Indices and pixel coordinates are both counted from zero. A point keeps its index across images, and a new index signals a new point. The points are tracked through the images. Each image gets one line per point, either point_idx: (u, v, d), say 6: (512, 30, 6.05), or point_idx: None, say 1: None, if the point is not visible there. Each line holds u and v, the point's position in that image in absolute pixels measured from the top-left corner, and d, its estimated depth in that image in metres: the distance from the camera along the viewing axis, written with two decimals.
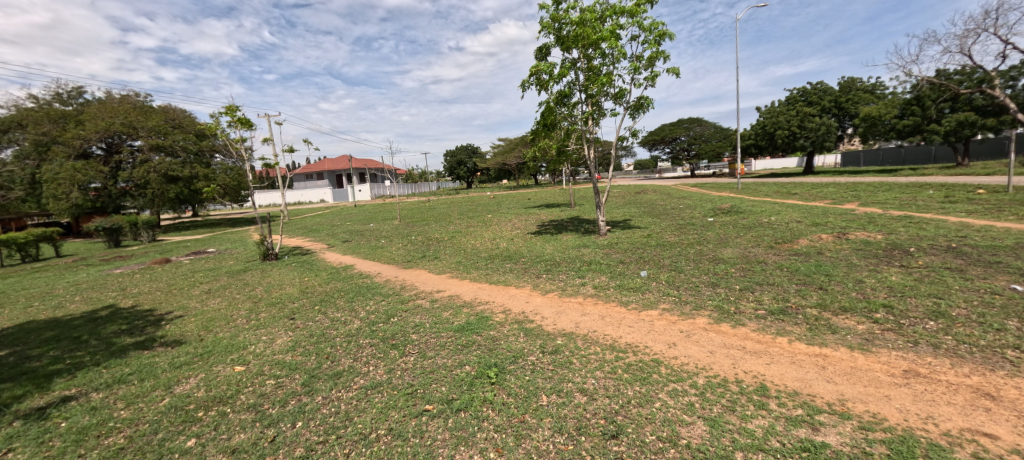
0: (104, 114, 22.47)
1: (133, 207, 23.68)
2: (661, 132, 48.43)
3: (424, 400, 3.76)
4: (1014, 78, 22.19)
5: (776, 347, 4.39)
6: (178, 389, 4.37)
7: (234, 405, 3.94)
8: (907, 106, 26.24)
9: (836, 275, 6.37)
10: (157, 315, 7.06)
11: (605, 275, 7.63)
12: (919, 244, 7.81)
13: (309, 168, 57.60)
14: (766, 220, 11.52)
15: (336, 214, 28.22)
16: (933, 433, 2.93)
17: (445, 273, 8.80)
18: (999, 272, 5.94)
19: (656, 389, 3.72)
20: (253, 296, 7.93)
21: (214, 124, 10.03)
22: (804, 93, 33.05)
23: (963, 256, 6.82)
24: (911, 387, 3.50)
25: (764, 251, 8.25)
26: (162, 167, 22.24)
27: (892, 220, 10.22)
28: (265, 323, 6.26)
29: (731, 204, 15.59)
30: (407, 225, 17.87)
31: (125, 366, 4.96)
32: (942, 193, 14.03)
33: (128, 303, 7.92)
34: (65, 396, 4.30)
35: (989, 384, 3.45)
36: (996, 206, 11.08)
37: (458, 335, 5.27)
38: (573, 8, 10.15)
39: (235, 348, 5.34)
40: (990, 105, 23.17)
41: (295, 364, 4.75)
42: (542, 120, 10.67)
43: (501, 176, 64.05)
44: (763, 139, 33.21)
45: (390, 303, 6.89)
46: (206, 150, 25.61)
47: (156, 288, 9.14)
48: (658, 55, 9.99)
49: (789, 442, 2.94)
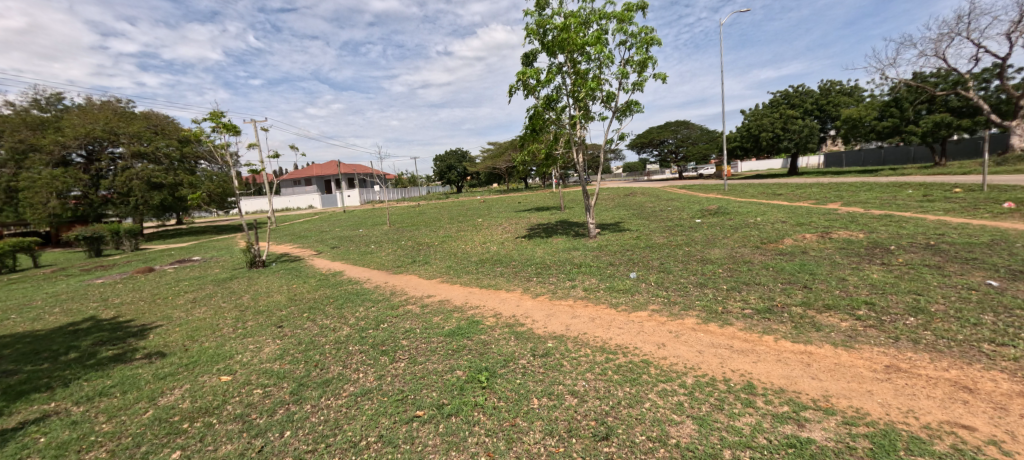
0: (83, 119, 21.89)
1: (114, 215, 23.16)
2: (648, 135, 49.20)
3: (414, 406, 3.74)
4: (987, 80, 23.23)
5: (762, 346, 4.46)
6: (163, 400, 4.28)
7: (220, 416, 3.87)
8: (886, 108, 26.80)
9: (820, 274, 6.50)
10: (140, 326, 6.90)
11: (595, 277, 7.68)
12: (898, 242, 8.03)
13: (297, 173, 56.93)
14: (752, 221, 11.74)
15: (324, 219, 28.47)
16: (914, 427, 3.00)
17: (435, 278, 8.79)
18: (975, 268, 6.13)
19: (646, 390, 3.76)
20: (240, 304, 7.79)
21: (198, 130, 9.90)
22: (787, 96, 33.49)
23: (941, 253, 7.03)
24: (892, 382, 3.59)
25: (751, 251, 8.38)
26: (145, 174, 21.88)
27: (873, 219, 10.45)
28: (252, 332, 6.18)
29: (717, 205, 15.83)
30: (396, 230, 17.80)
31: (106, 378, 4.85)
32: (921, 192, 14.47)
33: (110, 315, 7.69)
34: (44, 410, 4.18)
35: (966, 377, 3.56)
36: (972, 204, 11.46)
37: (449, 339, 5.26)
38: (558, 14, 10.22)
39: (222, 357, 5.27)
40: (964, 106, 23.90)
41: (283, 372, 4.69)
42: (530, 125, 10.69)
43: (492, 180, 64.60)
44: (748, 141, 33.71)
45: (381, 309, 6.84)
46: (191, 156, 25.27)
47: (140, 297, 8.95)
48: (647, 60, 10.12)
49: (775, 439, 2.99)
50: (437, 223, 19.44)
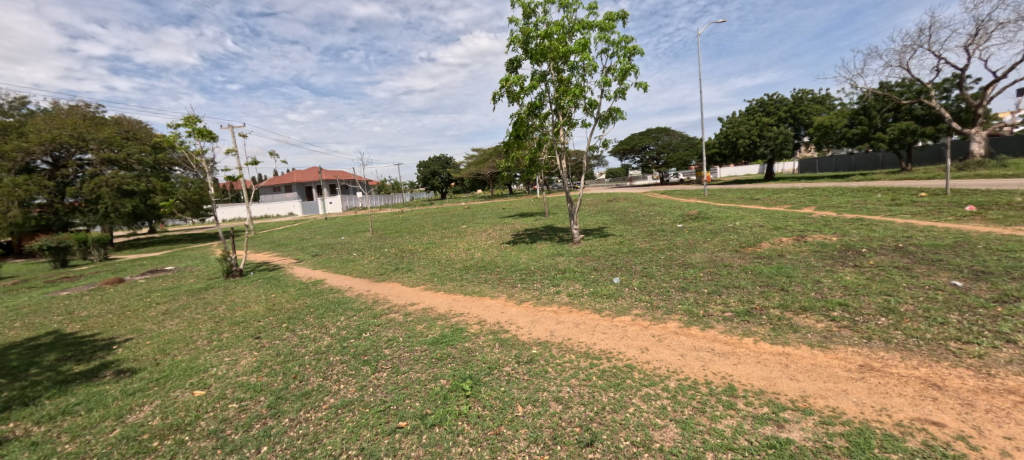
0: (49, 124, 21.01)
1: (82, 224, 22.24)
2: (630, 141, 50.11)
3: (397, 417, 3.67)
4: (948, 89, 24.46)
5: (743, 348, 4.54)
6: (131, 418, 4.09)
7: (193, 432, 3.72)
8: (855, 116, 27.88)
9: (796, 277, 6.68)
10: (107, 340, 6.60)
11: (579, 282, 7.72)
12: (869, 244, 8.33)
13: (277, 180, 55.77)
14: (731, 225, 12.00)
15: (305, 227, 27.98)
16: (887, 424, 3.09)
17: (419, 285, 8.69)
18: (940, 269, 6.39)
19: (629, 394, 3.78)
20: (215, 316, 7.53)
21: (173, 135, 9.61)
22: (762, 104, 34.55)
23: (910, 255, 7.31)
24: (866, 381, 3.69)
25: (731, 255, 8.57)
26: (116, 181, 21.12)
27: (845, 223, 10.81)
28: (228, 344, 5.98)
29: (698, 210, 16.17)
30: (379, 238, 17.58)
31: (70, 396, 4.61)
32: (890, 196, 15.06)
33: (75, 328, 7.33)
34: (0, 431, 3.94)
35: (935, 374, 3.69)
36: (937, 207, 12.00)
37: (433, 348, 5.19)
38: (541, 22, 10.34)
39: (195, 371, 5.07)
40: (927, 114, 25.08)
41: (260, 385, 4.54)
42: (514, 131, 10.74)
43: (476, 186, 64.59)
44: (726, 147, 34.61)
45: (363, 318, 6.71)
46: (165, 163, 24.52)
47: (108, 310, 8.57)
48: (628, 68, 10.31)
49: (756, 440, 3.04)
50: (421, 230, 19.26)
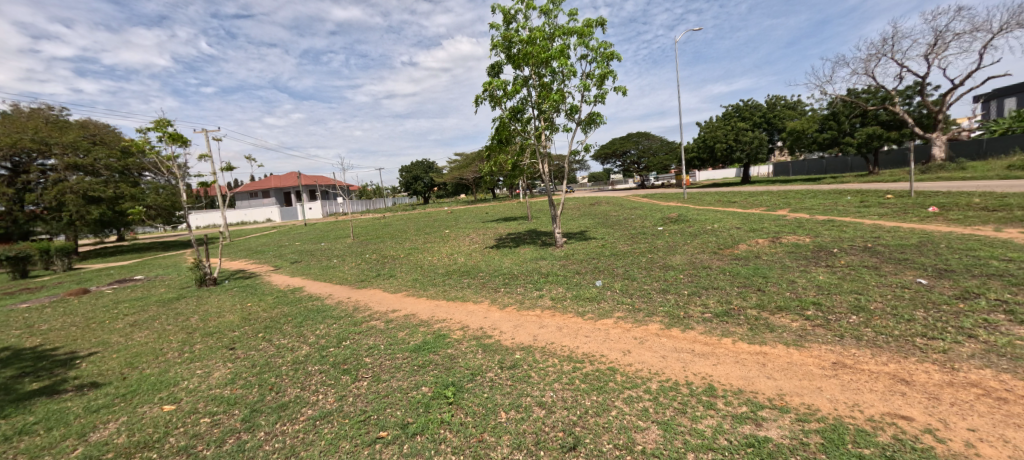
0: (7, 128, 19.97)
1: (44, 232, 21.21)
2: (611, 146, 50.82)
3: (377, 427, 3.59)
4: (910, 96, 25.66)
5: (722, 348, 4.62)
6: (95, 435, 3.89)
7: (161, 449, 3.57)
8: (825, 121, 28.94)
9: (772, 277, 6.86)
10: (69, 354, 6.27)
11: (562, 286, 7.74)
12: (840, 245, 8.63)
13: (253, 186, 54.36)
14: (709, 227, 12.27)
15: (283, 233, 27.33)
16: (860, 420, 3.18)
17: (400, 291, 8.58)
18: (906, 268, 6.66)
19: (612, 397, 3.80)
20: (187, 326, 7.25)
21: (142, 139, 9.24)
22: (738, 109, 35.52)
23: (878, 255, 7.60)
24: (838, 378, 3.81)
25: (710, 256, 8.75)
26: (81, 188, 20.20)
27: (817, 224, 11.18)
28: (201, 356, 5.77)
29: (678, 213, 16.47)
30: (361, 243, 17.29)
31: (28, 415, 4.35)
32: (858, 198, 15.68)
33: (34, 343, 6.94)
34: None
35: (903, 370, 3.83)
36: (902, 208, 12.54)
37: (415, 355, 5.11)
38: (522, 27, 10.41)
39: (165, 385, 4.87)
40: (892, 120, 26.24)
41: (234, 398, 4.39)
42: (496, 136, 10.75)
43: (459, 190, 64.36)
44: (705, 152, 35.42)
45: (343, 326, 6.57)
46: (134, 168, 23.59)
47: (71, 323, 8.15)
48: (607, 73, 10.46)
49: (734, 439, 3.09)
50: (403, 235, 19.03)
